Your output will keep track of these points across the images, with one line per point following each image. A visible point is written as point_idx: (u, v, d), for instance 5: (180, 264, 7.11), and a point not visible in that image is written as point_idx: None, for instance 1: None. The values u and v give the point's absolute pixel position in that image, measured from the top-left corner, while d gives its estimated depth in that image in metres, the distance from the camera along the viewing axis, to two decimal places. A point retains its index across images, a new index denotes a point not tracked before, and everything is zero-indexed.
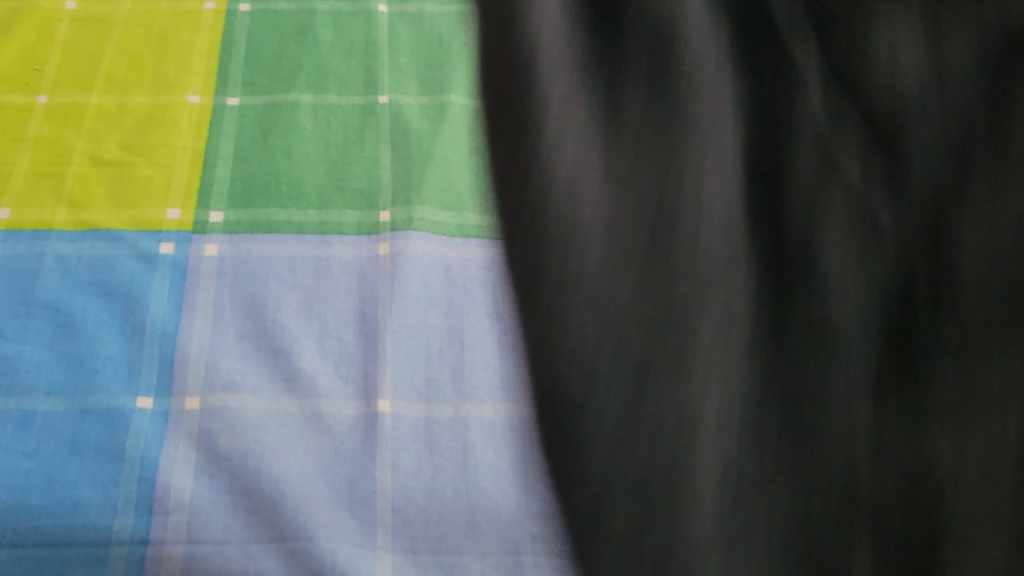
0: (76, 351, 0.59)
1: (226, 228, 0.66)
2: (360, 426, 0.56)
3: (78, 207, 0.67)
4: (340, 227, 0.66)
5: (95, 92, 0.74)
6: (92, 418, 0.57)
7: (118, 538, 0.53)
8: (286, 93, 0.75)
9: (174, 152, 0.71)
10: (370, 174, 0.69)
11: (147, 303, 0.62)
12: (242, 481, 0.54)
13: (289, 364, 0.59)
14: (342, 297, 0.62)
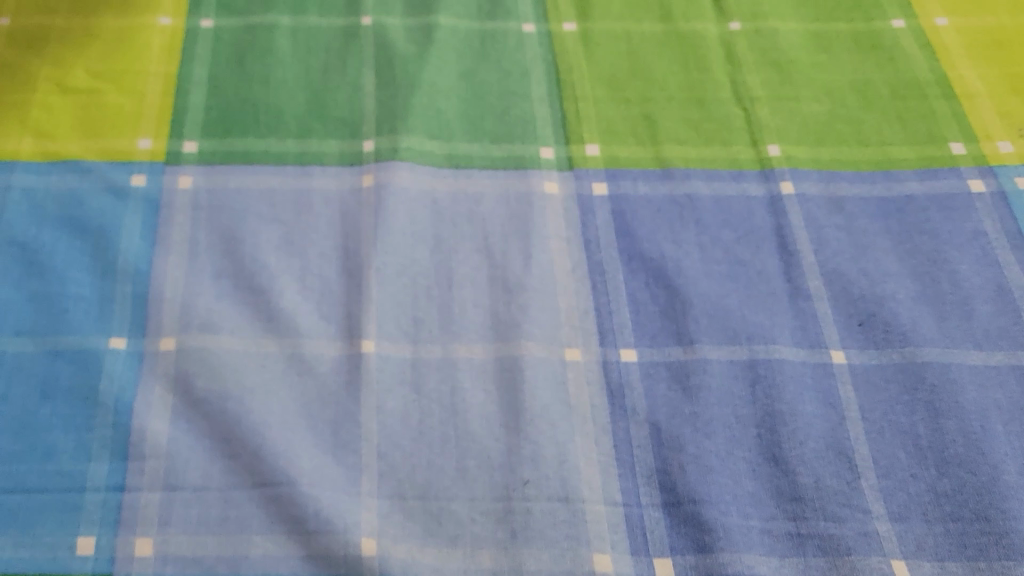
0: (46, 290, 0.57)
1: (200, 159, 0.63)
2: (343, 367, 0.54)
3: (45, 137, 0.63)
4: (322, 158, 0.63)
5: (60, 15, 0.70)
6: (63, 360, 0.54)
7: (93, 484, 0.50)
8: (264, 14, 0.70)
9: (145, 78, 0.67)
10: (353, 102, 0.65)
11: (119, 238, 0.59)
12: (220, 424, 0.52)
13: (268, 303, 0.56)
14: (323, 232, 0.59)
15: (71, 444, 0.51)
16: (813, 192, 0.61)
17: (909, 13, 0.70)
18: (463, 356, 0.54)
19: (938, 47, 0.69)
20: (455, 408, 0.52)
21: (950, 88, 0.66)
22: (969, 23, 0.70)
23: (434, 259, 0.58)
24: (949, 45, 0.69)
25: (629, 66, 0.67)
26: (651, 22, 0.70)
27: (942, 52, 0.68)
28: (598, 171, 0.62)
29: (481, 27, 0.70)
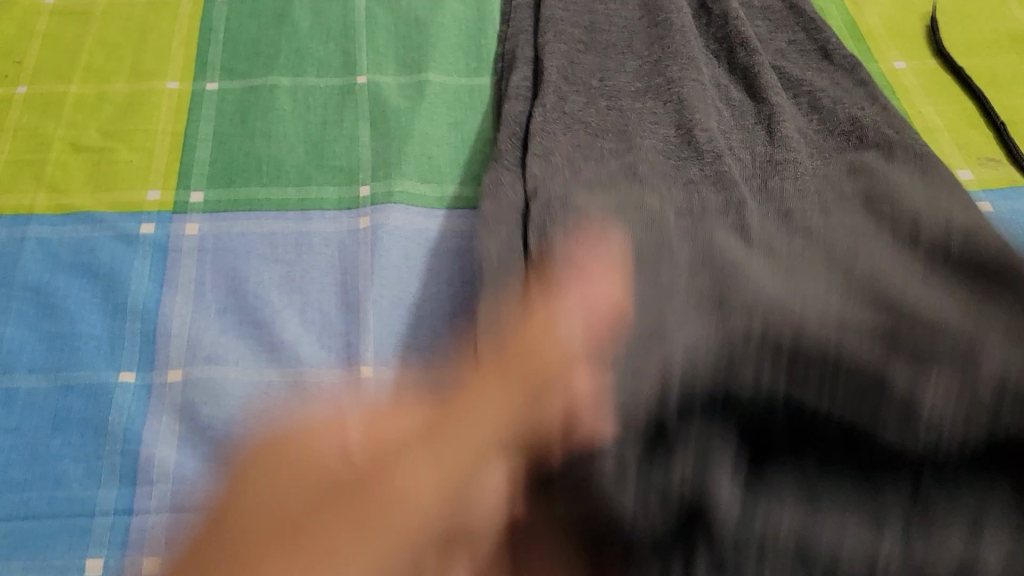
0: (58, 331, 0.59)
1: (206, 207, 0.66)
2: (343, 393, 0.57)
3: (59, 191, 0.67)
4: (321, 203, 0.67)
5: (75, 83, 0.75)
6: (75, 394, 0.57)
7: (103, 508, 0.52)
8: (266, 76, 0.75)
9: (153, 136, 0.71)
10: (350, 151, 0.70)
11: (129, 280, 0.62)
12: (225, 448, 0.54)
13: (271, 336, 0.59)
14: (324, 270, 0.63)
15: (82, 471, 0.54)
16: None
17: (869, 58, 0.75)
18: None
19: (898, 87, 0.73)
20: None
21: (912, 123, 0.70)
22: (926, 67, 0.75)
23: (428, 292, 0.61)
24: (908, 86, 0.73)
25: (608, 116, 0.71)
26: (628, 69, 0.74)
27: (902, 91, 0.73)
28: None
29: (469, 83, 0.75)
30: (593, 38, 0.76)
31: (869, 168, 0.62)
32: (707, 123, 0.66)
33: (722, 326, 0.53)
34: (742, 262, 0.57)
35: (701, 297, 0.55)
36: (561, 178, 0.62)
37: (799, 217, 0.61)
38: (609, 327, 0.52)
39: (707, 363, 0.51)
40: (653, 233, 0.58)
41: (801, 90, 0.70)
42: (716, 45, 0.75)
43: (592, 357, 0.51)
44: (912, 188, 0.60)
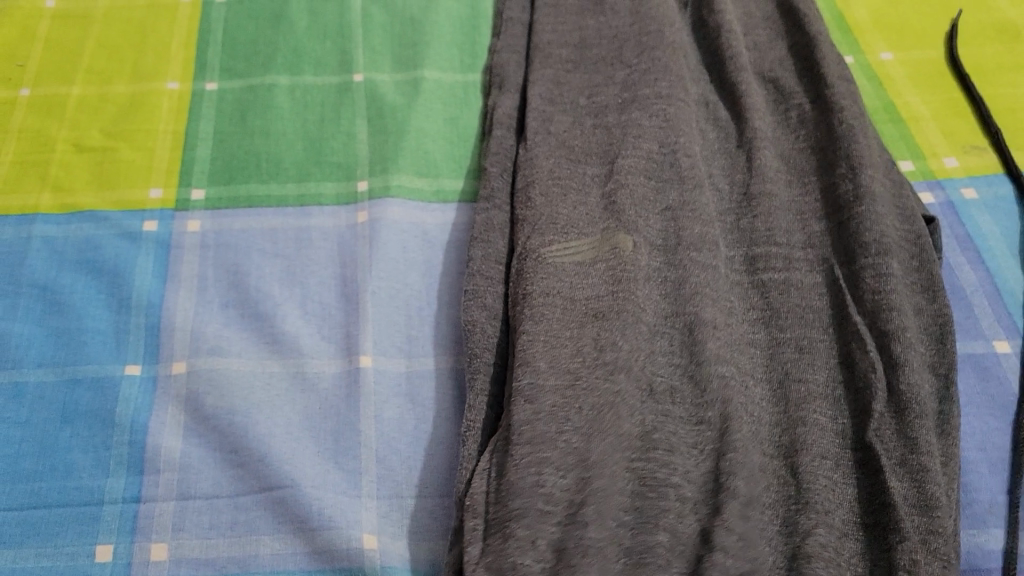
0: (65, 326, 0.61)
1: (207, 204, 0.68)
2: (343, 382, 0.58)
3: (63, 191, 0.69)
4: (320, 199, 0.68)
5: (77, 84, 0.76)
6: (82, 387, 0.58)
7: (112, 497, 0.54)
8: (264, 75, 0.77)
9: (154, 136, 0.72)
10: (347, 148, 0.71)
11: (133, 276, 0.64)
12: (229, 437, 0.56)
13: (273, 328, 0.61)
14: (323, 264, 0.64)
15: (91, 462, 0.55)
16: None
17: (857, 50, 0.77)
18: (453, 367, 0.59)
19: (885, 78, 0.75)
20: (448, 413, 0.57)
21: (898, 113, 0.72)
22: (912, 57, 0.76)
23: (425, 283, 0.63)
24: (894, 76, 0.75)
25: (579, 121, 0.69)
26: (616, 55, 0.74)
27: (888, 83, 0.74)
28: None
29: (463, 79, 0.77)
30: (583, 56, 0.74)
31: (844, 216, 0.61)
32: (689, 150, 0.66)
33: (676, 382, 0.55)
34: (701, 313, 0.57)
35: (656, 330, 0.57)
36: (532, 223, 0.61)
37: (762, 264, 0.61)
38: (565, 396, 0.52)
39: (643, 404, 0.54)
40: (614, 282, 0.58)
41: (794, 108, 0.69)
42: (709, 58, 0.74)
43: (541, 431, 0.51)
44: (876, 251, 0.58)
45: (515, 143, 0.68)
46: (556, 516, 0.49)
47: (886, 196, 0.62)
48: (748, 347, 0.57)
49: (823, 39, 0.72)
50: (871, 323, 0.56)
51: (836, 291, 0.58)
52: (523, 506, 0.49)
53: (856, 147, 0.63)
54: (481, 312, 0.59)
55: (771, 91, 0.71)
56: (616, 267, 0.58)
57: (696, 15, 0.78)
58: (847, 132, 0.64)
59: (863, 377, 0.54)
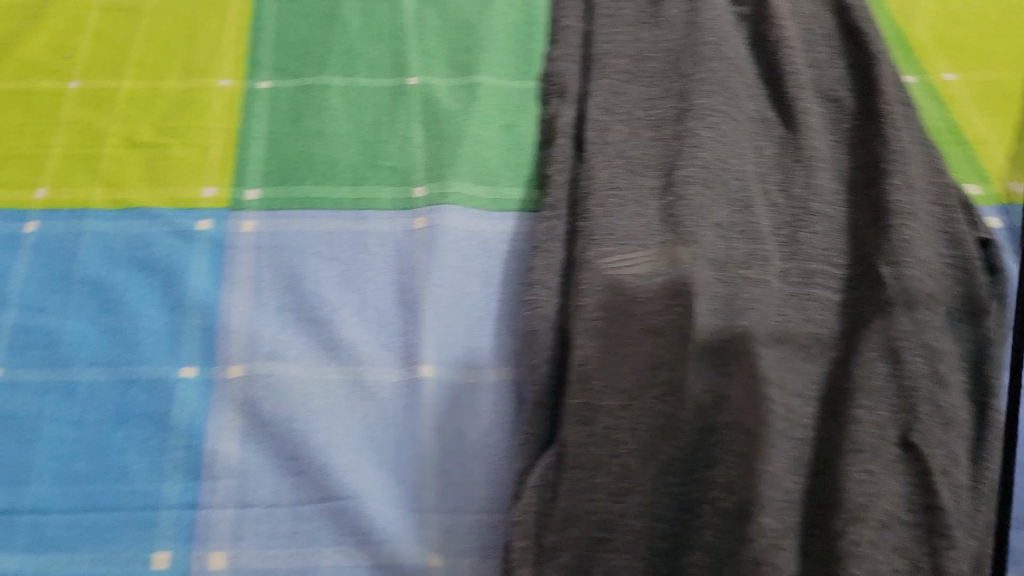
0: (118, 325, 0.60)
1: (262, 204, 0.67)
2: (404, 392, 0.57)
3: (114, 186, 0.68)
4: (377, 202, 0.67)
5: (127, 78, 0.75)
6: (137, 388, 0.57)
7: (168, 502, 0.53)
8: (317, 76, 0.76)
9: (207, 133, 0.72)
10: (404, 152, 0.70)
11: (187, 276, 0.63)
12: (288, 444, 0.55)
13: (331, 334, 0.59)
14: (380, 270, 0.63)
15: (146, 465, 0.54)
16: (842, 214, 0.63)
17: (918, 69, 0.76)
18: (513, 379, 0.57)
19: (947, 98, 0.74)
20: (509, 427, 0.55)
21: (961, 135, 0.71)
22: (975, 78, 0.75)
23: (484, 293, 0.62)
24: (957, 97, 0.74)
25: (633, 131, 0.68)
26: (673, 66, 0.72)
27: (951, 103, 0.73)
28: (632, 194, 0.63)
29: (520, 86, 0.76)
30: (640, 68, 0.73)
31: (895, 220, 0.59)
32: (740, 169, 0.64)
33: (723, 392, 0.52)
34: (754, 326, 0.55)
35: (708, 345, 0.53)
36: (589, 236, 0.60)
37: (818, 280, 0.59)
38: (620, 417, 0.52)
39: (690, 426, 0.51)
40: (671, 295, 0.55)
41: (855, 128, 0.68)
42: (768, 72, 0.73)
43: (594, 456, 0.51)
44: (923, 269, 0.57)
45: (574, 155, 0.68)
46: (611, 542, 0.50)
47: (930, 220, 0.61)
48: (800, 364, 0.55)
49: (886, 59, 0.71)
50: (917, 334, 0.54)
51: (882, 287, 0.57)
52: (574, 536, 0.50)
53: (906, 168, 0.62)
54: (540, 322, 0.57)
55: (833, 109, 0.70)
56: (669, 283, 0.56)
57: (755, 28, 0.76)
58: (901, 149, 0.63)
59: (911, 381, 0.53)
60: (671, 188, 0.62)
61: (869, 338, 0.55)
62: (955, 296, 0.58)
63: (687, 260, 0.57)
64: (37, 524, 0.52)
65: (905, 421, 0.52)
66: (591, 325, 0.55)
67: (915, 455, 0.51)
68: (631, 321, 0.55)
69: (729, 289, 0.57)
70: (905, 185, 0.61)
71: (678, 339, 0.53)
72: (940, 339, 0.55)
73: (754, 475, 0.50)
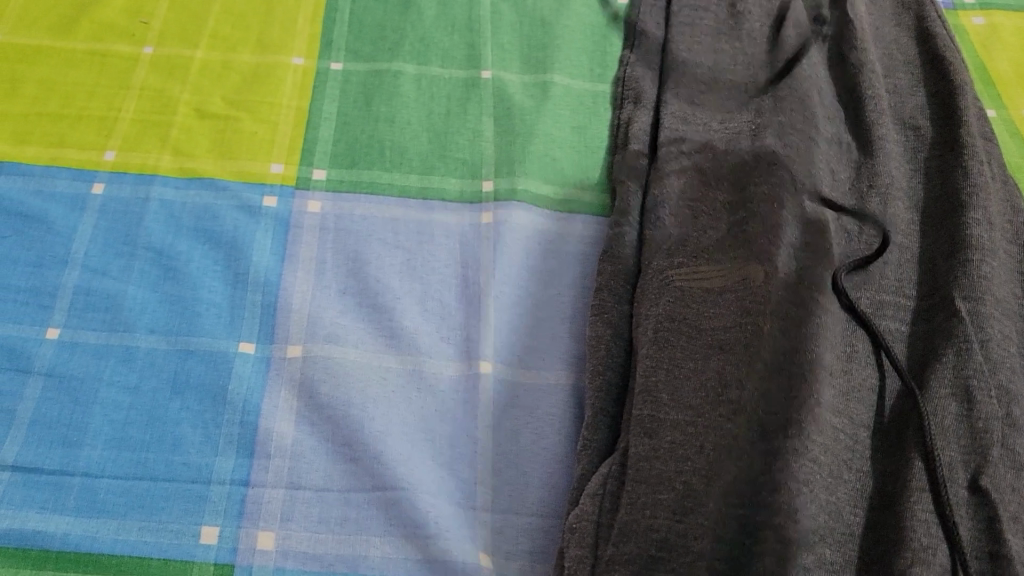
0: (180, 294, 0.60)
1: (328, 185, 0.66)
2: (461, 387, 0.56)
3: (182, 155, 0.68)
4: (443, 193, 0.66)
5: (201, 48, 0.75)
6: (195, 359, 0.57)
7: (219, 477, 0.52)
8: (389, 62, 0.75)
9: (278, 110, 0.71)
10: (473, 146, 0.69)
11: (251, 251, 0.62)
12: (342, 429, 0.54)
13: (391, 322, 0.59)
14: (443, 261, 0.63)
15: (200, 438, 0.54)
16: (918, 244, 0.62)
17: (1000, 104, 0.74)
18: (573, 385, 0.57)
19: None
20: (567, 432, 0.55)
21: None
22: None
23: (547, 294, 0.61)
24: None
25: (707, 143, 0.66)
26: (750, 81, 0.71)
27: None
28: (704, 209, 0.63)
29: (593, 88, 0.75)
30: (717, 79, 0.72)
31: (973, 255, 0.58)
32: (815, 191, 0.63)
33: (787, 415, 0.51)
34: (825, 353, 0.54)
35: (776, 366, 0.53)
36: (658, 246, 0.60)
37: (888, 311, 0.58)
38: (686, 432, 0.51)
39: (754, 446, 0.50)
40: (742, 313, 0.55)
41: (934, 158, 0.66)
42: (847, 94, 0.72)
43: (659, 471, 0.50)
44: (999, 307, 0.56)
45: (647, 163, 0.66)
46: (666, 562, 0.47)
47: (1007, 260, 0.60)
48: (868, 396, 0.54)
49: (970, 90, 0.69)
50: (993, 372, 0.54)
51: (957, 321, 0.55)
52: (632, 552, 0.48)
53: (987, 204, 0.61)
54: (606, 330, 0.57)
55: (912, 138, 0.68)
56: (743, 300, 0.56)
57: (836, 49, 0.75)
58: (982, 184, 0.62)
59: (984, 422, 0.52)
60: (746, 204, 0.61)
61: (941, 372, 0.54)
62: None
63: (759, 277, 0.56)
64: (88, 488, 0.51)
65: (977, 462, 0.50)
66: (661, 334, 0.56)
67: (984, 499, 0.49)
68: (702, 336, 0.55)
69: (799, 309, 0.55)
70: (983, 223, 0.60)
71: (751, 355, 0.53)
72: (1015, 380, 0.54)
73: (819, 504, 0.49)
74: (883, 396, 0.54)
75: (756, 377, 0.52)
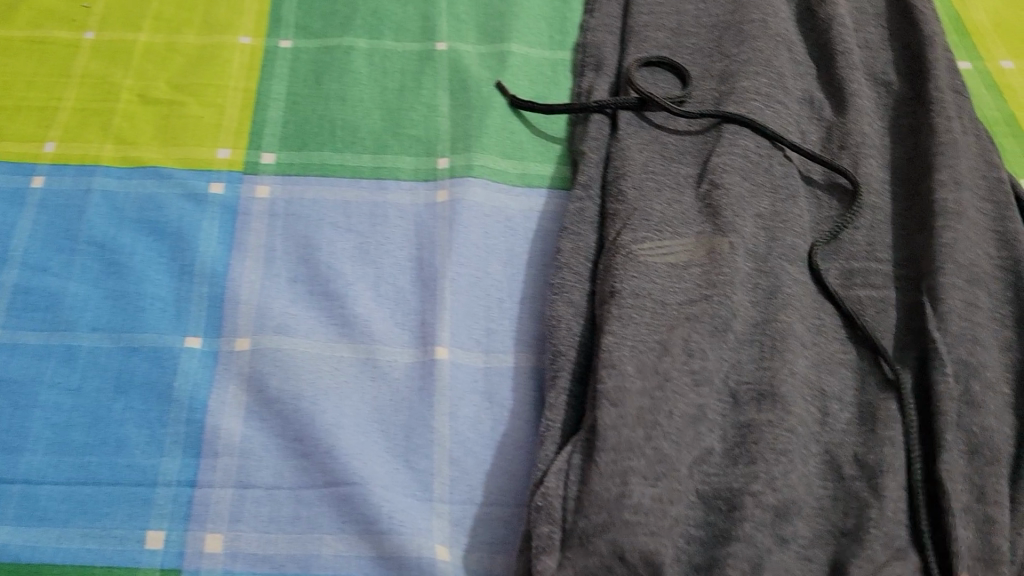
0: (123, 289, 0.57)
1: (278, 169, 0.64)
2: (417, 374, 0.54)
3: (126, 144, 0.65)
4: (397, 172, 0.64)
5: (144, 31, 0.72)
6: (139, 356, 0.54)
7: (165, 479, 0.50)
8: (341, 37, 0.72)
9: (224, 92, 0.69)
10: (427, 121, 0.67)
11: (197, 241, 0.60)
12: (293, 424, 0.52)
13: (344, 309, 0.57)
14: (398, 243, 0.60)
15: (145, 439, 0.51)
16: (890, 205, 0.59)
17: (976, 55, 0.72)
18: (534, 367, 0.55)
19: (1004, 87, 0.70)
20: (527, 415, 0.53)
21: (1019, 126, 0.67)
22: None
23: (507, 273, 0.59)
24: (1016, 87, 0.70)
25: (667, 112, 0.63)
26: (714, 42, 0.69)
27: (1008, 93, 0.69)
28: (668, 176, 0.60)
29: (552, 57, 0.72)
30: (680, 43, 0.69)
31: (938, 221, 0.56)
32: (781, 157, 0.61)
33: (764, 386, 0.50)
34: (794, 325, 0.52)
35: (747, 338, 0.52)
36: (623, 219, 0.57)
37: (859, 279, 0.56)
38: (653, 398, 0.48)
39: (725, 419, 0.49)
40: (707, 285, 0.53)
41: (904, 116, 0.64)
42: (817, 52, 0.69)
43: (628, 438, 0.46)
44: (963, 275, 0.54)
45: (609, 131, 0.64)
46: (647, 527, 0.44)
47: (980, 218, 0.57)
48: (839, 368, 0.52)
49: (943, 42, 0.66)
50: (953, 345, 0.51)
51: (921, 302, 0.54)
52: (606, 521, 0.45)
53: (956, 161, 0.58)
54: (566, 309, 0.55)
55: (884, 94, 0.66)
56: (708, 268, 0.54)
57: (805, 4, 0.72)
58: (951, 141, 0.59)
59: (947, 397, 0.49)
60: (708, 175, 0.59)
61: (909, 350, 0.53)
62: (1004, 302, 0.54)
63: (729, 247, 0.54)
64: (28, 495, 0.49)
65: (944, 436, 0.49)
66: (624, 305, 0.52)
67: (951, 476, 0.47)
68: (666, 307, 0.52)
69: (775, 279, 0.54)
70: (951, 185, 0.57)
71: (721, 323, 0.51)
72: (981, 350, 0.51)
73: (799, 475, 0.48)
74: (854, 367, 0.52)
75: (723, 346, 0.51)
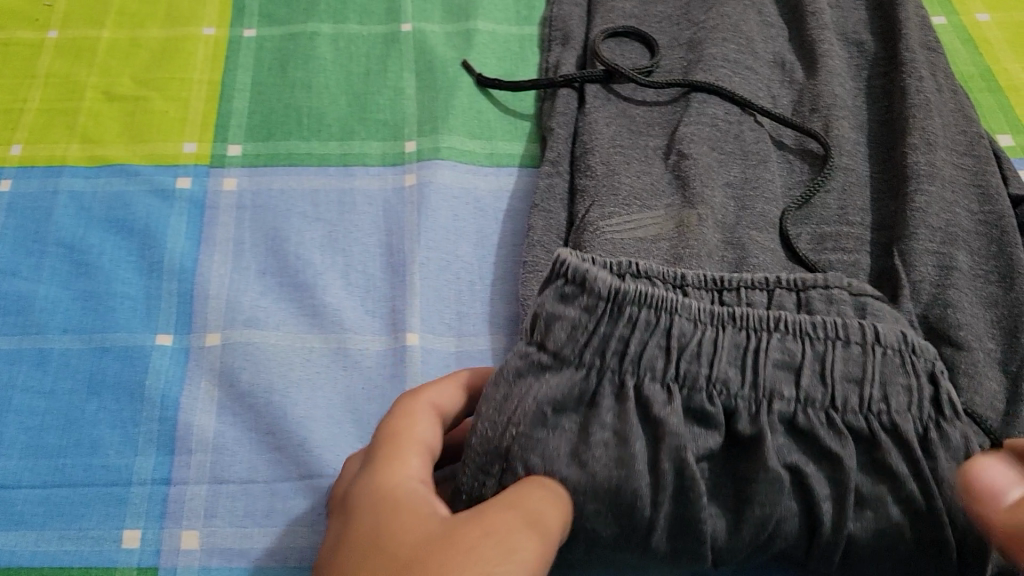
0: (92, 289, 0.57)
1: (244, 160, 0.64)
2: (388, 361, 0.54)
3: (91, 142, 0.65)
4: (364, 158, 0.64)
5: (107, 27, 0.72)
6: (111, 356, 0.54)
7: (140, 478, 0.50)
8: (305, 23, 0.71)
9: (189, 86, 0.68)
10: (394, 105, 0.66)
11: (165, 238, 0.60)
12: (265, 417, 0.52)
13: (313, 300, 0.56)
14: (367, 230, 0.60)
15: (119, 438, 0.51)
16: (863, 167, 0.58)
17: (950, 10, 0.70)
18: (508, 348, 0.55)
19: (980, 41, 0.68)
20: None
21: (995, 80, 0.66)
22: (1010, 20, 0.70)
23: (477, 255, 0.58)
24: (992, 40, 0.68)
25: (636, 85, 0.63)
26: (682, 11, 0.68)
27: (983, 46, 0.68)
28: (638, 148, 0.59)
29: (520, 32, 0.71)
30: (647, 11, 0.68)
31: (911, 185, 0.55)
32: (750, 123, 0.60)
33: None
34: None
35: None
36: (592, 196, 0.56)
37: (831, 244, 0.55)
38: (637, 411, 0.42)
39: None
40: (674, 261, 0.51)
41: (876, 76, 0.63)
42: (789, 13, 0.68)
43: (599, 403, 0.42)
44: (947, 235, 0.53)
45: (577, 106, 0.63)
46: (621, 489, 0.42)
47: (959, 175, 0.56)
48: None
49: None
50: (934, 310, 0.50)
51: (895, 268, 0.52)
52: None
53: (928, 122, 0.57)
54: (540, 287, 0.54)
55: (855, 54, 0.64)
56: (677, 245, 0.52)
57: None
58: (923, 103, 0.58)
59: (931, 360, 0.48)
60: (676, 146, 0.58)
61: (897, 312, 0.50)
62: (986, 259, 0.53)
63: (699, 221, 0.53)
64: (5, 500, 0.49)
65: None
66: None
67: None
68: None
69: (746, 251, 0.53)
70: (925, 149, 0.56)
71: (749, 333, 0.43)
72: (965, 306, 0.50)
73: None
74: None
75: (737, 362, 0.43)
